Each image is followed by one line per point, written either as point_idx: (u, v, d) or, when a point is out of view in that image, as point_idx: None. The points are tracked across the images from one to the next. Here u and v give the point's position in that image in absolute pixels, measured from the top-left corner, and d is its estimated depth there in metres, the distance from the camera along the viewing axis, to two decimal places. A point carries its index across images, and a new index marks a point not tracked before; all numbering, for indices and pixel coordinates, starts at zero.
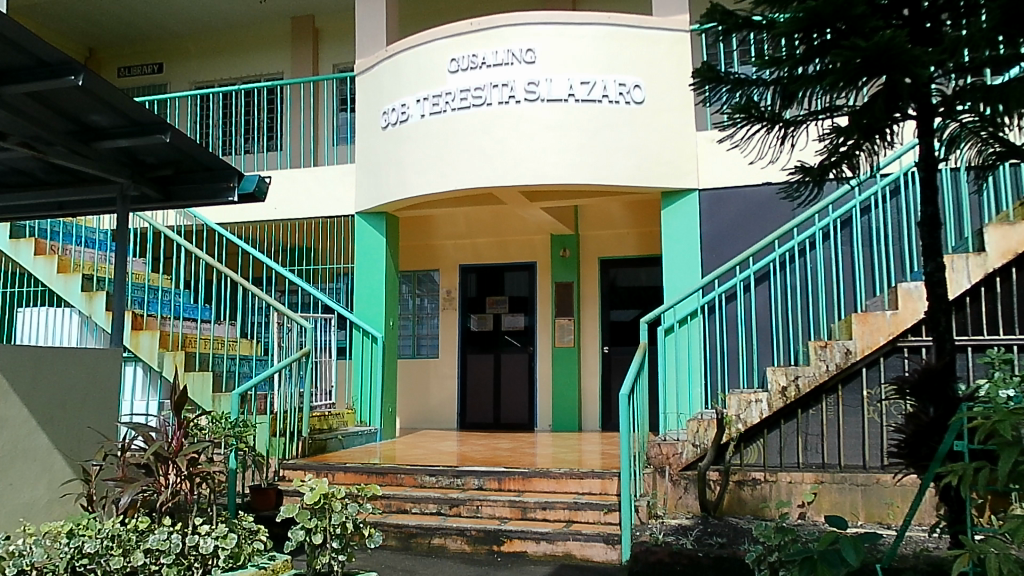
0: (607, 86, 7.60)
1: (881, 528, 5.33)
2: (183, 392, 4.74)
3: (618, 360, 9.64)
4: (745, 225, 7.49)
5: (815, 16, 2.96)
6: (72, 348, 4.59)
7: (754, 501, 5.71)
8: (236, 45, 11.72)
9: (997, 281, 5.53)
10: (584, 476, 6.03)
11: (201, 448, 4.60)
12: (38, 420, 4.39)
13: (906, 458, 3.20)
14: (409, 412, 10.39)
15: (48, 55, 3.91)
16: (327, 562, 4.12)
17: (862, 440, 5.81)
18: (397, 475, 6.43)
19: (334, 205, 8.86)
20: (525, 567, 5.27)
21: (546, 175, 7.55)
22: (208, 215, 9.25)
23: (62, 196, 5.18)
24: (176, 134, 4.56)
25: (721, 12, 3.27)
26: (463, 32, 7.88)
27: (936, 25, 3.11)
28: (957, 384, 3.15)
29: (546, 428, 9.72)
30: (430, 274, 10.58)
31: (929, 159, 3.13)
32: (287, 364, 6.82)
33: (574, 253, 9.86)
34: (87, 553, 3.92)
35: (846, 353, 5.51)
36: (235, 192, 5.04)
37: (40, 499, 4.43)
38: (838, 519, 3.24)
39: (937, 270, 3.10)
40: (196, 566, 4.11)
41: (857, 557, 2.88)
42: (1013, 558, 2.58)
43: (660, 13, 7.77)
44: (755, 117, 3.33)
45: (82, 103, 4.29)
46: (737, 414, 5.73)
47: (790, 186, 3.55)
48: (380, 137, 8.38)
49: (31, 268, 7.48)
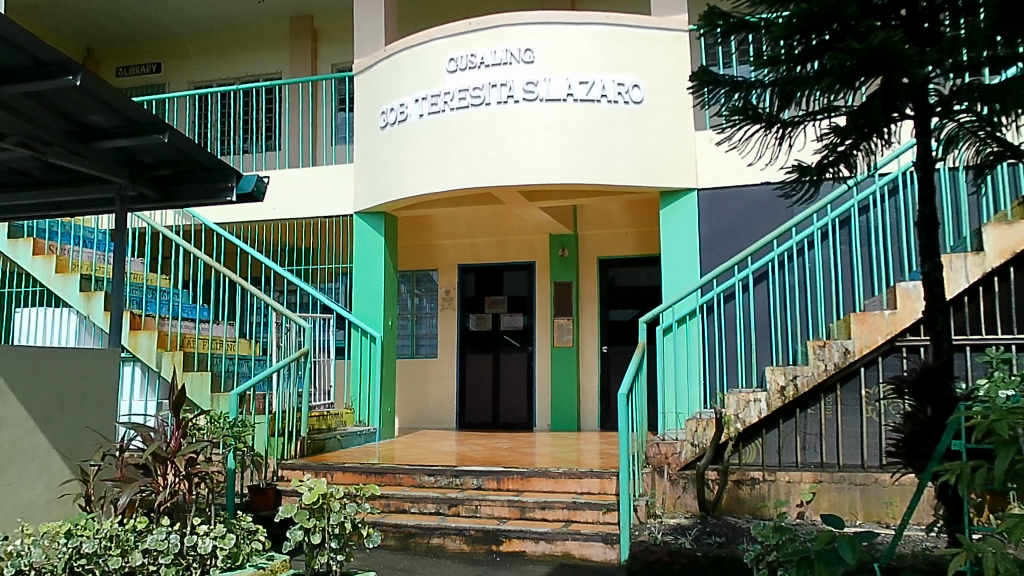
0: (605, 86, 7.60)
1: (879, 528, 5.34)
2: (182, 392, 4.73)
3: (618, 359, 9.63)
4: (744, 225, 7.49)
5: (809, 20, 3.00)
6: (69, 348, 4.58)
7: (753, 500, 5.71)
8: (234, 45, 11.71)
9: (995, 280, 5.54)
10: (583, 476, 6.03)
11: (200, 448, 4.60)
12: (36, 420, 4.38)
13: (905, 458, 3.19)
14: (408, 412, 10.39)
15: (46, 56, 3.91)
16: (325, 562, 4.11)
17: (861, 440, 5.81)
18: (396, 475, 6.43)
19: (333, 205, 8.85)
20: (524, 566, 5.27)
21: (544, 175, 7.55)
22: (206, 215, 9.25)
23: (61, 196, 5.18)
24: (175, 134, 4.56)
25: (719, 14, 3.31)
26: (462, 31, 7.88)
27: (934, 24, 3.10)
28: (955, 384, 3.15)
29: (545, 428, 9.73)
30: (429, 273, 10.57)
31: (927, 158, 3.13)
32: (286, 364, 6.80)
33: (573, 253, 9.86)
34: (85, 553, 3.92)
35: (845, 353, 5.51)
36: (234, 192, 5.03)
37: (39, 499, 4.43)
38: (834, 518, 3.23)
39: (934, 270, 3.10)
40: (195, 566, 4.10)
41: (854, 556, 2.88)
42: (1010, 556, 2.58)
43: (658, 12, 7.77)
44: (753, 118, 3.32)
45: (80, 103, 4.27)
46: (736, 414, 5.72)
47: (788, 187, 3.54)
48: (379, 137, 8.38)
49: (30, 268, 7.48)
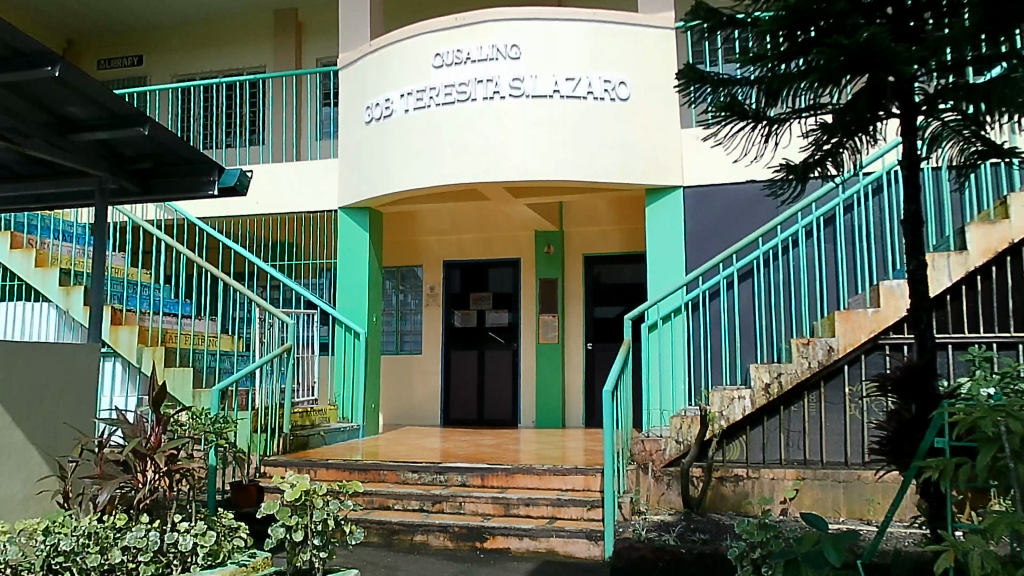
0: (592, 83, 7.58)
1: (861, 525, 5.41)
2: (161, 388, 4.64)
3: (602, 357, 9.65)
4: (728, 222, 7.51)
5: (797, 15, 3.01)
6: (47, 341, 4.51)
7: (736, 497, 5.73)
8: (217, 37, 11.60)
9: (979, 279, 5.59)
10: (567, 473, 6.02)
11: (180, 444, 4.53)
12: (14, 416, 4.32)
13: (889, 456, 3.19)
14: (392, 407, 10.35)
15: (24, 46, 3.87)
16: (308, 559, 4.06)
17: (845, 437, 5.83)
18: (379, 471, 6.40)
19: (317, 200, 8.79)
20: (508, 564, 5.21)
21: (529, 171, 7.53)
22: (188, 209, 9.16)
23: (40, 190, 5.11)
24: (155, 126, 4.51)
25: (705, 10, 3.24)
26: (448, 27, 7.84)
27: (919, 24, 3.09)
28: (938, 382, 3.13)
29: (530, 424, 9.74)
30: (413, 269, 10.52)
31: (912, 157, 3.09)
32: (269, 359, 6.73)
33: (558, 249, 9.84)
34: (63, 550, 3.85)
35: (829, 351, 5.52)
36: (215, 186, 4.96)
37: (16, 496, 4.38)
38: (816, 518, 3.18)
39: (919, 267, 3.08)
40: (175, 564, 4.04)
41: (839, 557, 2.87)
42: (995, 555, 2.57)
43: (644, 9, 7.76)
44: (739, 115, 3.28)
45: (56, 94, 4.18)
46: (720, 411, 5.75)
47: (773, 185, 3.51)
48: (363, 131, 8.33)
49: (8, 261, 7.41)
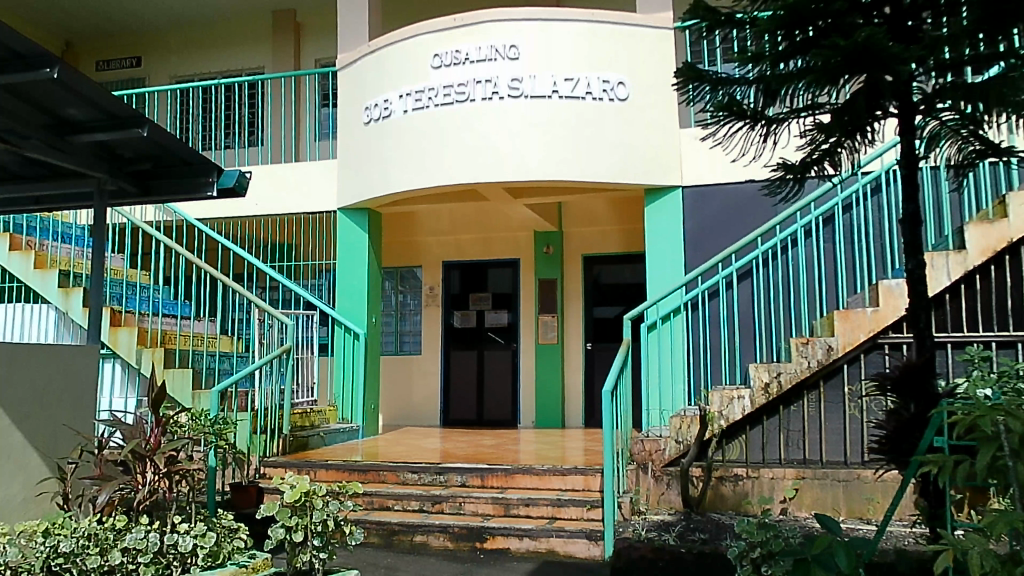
0: (590, 83, 7.58)
1: (861, 523, 5.42)
2: (161, 389, 4.64)
3: (601, 357, 9.65)
4: (727, 221, 7.51)
5: (794, 15, 3.02)
6: (47, 344, 4.52)
7: (735, 497, 5.72)
8: (215, 38, 11.60)
9: (977, 277, 5.60)
10: (567, 473, 6.02)
11: (180, 445, 4.53)
12: (13, 418, 4.32)
13: (889, 456, 3.21)
14: (392, 407, 10.35)
15: (23, 47, 3.88)
16: (308, 560, 4.06)
17: (845, 436, 5.83)
18: (379, 472, 6.40)
19: (317, 200, 8.79)
20: (508, 564, 5.21)
21: (527, 171, 7.53)
22: (187, 210, 9.16)
23: (38, 191, 5.10)
24: (154, 127, 4.50)
25: (704, 8, 3.24)
26: (447, 27, 7.84)
27: (917, 23, 3.09)
28: (937, 380, 3.14)
29: (530, 425, 9.74)
30: (413, 270, 10.52)
31: (910, 156, 3.11)
32: (268, 360, 6.73)
33: (557, 250, 9.84)
34: (63, 552, 3.86)
35: (828, 350, 5.51)
36: (213, 187, 4.95)
37: (15, 497, 4.38)
38: (829, 518, 3.23)
39: (918, 267, 3.08)
40: (174, 565, 4.04)
41: (848, 563, 2.93)
42: (994, 553, 2.57)
43: (643, 9, 7.77)
44: (737, 115, 3.29)
45: (55, 95, 4.18)
46: (720, 411, 5.74)
47: (772, 184, 3.51)
48: (362, 132, 8.33)
49: (7, 263, 7.39)
